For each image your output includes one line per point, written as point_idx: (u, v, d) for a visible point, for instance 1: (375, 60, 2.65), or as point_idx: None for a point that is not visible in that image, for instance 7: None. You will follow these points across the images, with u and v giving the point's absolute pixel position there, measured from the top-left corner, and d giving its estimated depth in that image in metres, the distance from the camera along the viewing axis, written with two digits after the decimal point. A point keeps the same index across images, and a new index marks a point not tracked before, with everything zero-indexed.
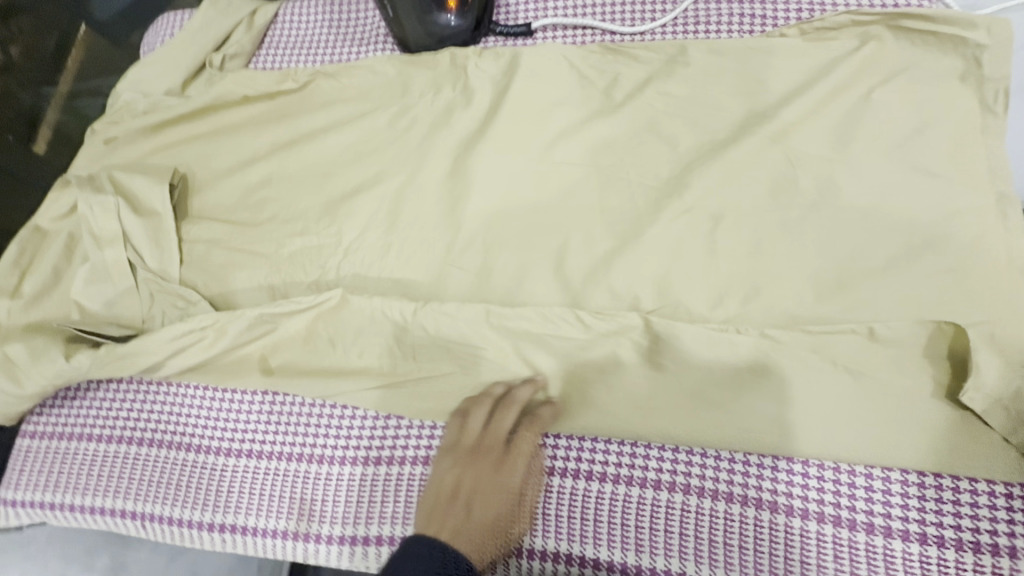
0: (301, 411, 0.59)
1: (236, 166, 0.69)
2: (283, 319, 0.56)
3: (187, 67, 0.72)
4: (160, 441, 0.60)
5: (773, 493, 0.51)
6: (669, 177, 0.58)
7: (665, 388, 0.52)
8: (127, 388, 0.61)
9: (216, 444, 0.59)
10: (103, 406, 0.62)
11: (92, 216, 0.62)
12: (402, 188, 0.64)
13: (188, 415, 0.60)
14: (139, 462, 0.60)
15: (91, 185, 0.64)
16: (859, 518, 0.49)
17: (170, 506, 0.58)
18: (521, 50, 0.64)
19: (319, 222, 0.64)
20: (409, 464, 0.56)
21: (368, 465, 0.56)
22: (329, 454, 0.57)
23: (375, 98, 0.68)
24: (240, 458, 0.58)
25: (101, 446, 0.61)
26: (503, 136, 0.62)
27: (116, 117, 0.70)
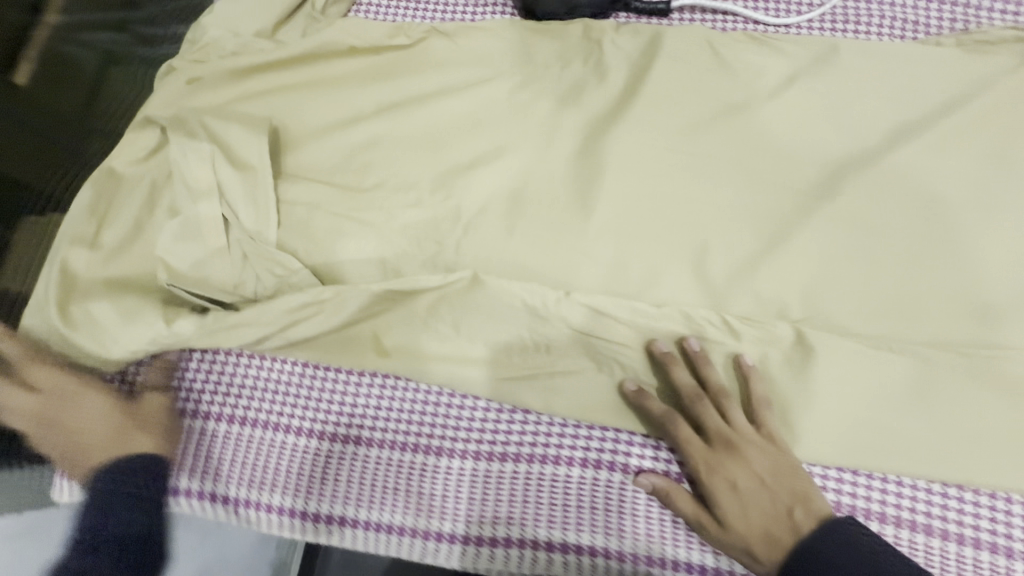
0: (418, 400, 0.60)
1: (335, 124, 0.62)
2: (409, 297, 0.54)
3: (282, 8, 0.65)
4: (272, 422, 0.62)
5: (870, 504, 0.52)
6: (817, 181, 0.56)
7: (810, 402, 0.51)
8: (237, 365, 0.63)
9: (347, 431, 0.60)
10: (210, 382, 0.63)
11: (184, 164, 0.56)
12: (527, 166, 0.60)
13: (302, 398, 0.62)
14: (269, 448, 0.61)
15: (182, 132, 0.58)
16: (956, 532, 0.51)
17: (304, 499, 0.60)
18: (664, 31, 0.60)
19: (433, 194, 0.59)
20: (547, 462, 0.57)
21: (502, 463, 0.58)
22: (465, 450, 0.59)
23: (494, 64, 0.63)
24: (376, 449, 0.60)
25: (210, 424, 0.62)
26: (641, 121, 0.59)
27: (201, 55, 0.63)
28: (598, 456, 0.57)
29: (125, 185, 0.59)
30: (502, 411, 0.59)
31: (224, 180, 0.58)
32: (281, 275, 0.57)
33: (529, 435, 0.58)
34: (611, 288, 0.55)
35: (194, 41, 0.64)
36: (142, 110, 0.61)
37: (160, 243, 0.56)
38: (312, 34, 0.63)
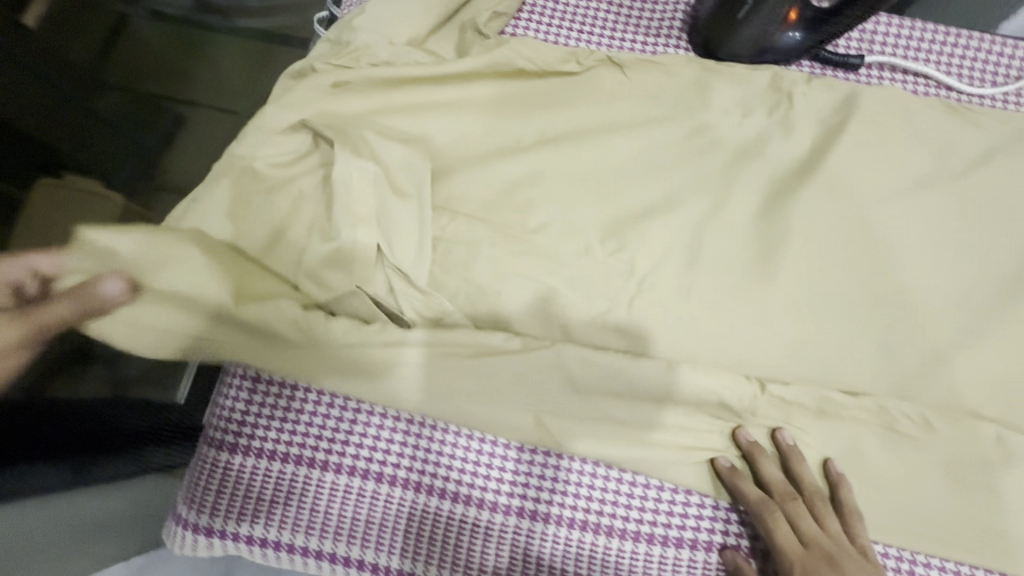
0: (577, 470, 0.53)
1: (494, 152, 0.57)
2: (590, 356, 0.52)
3: (439, 14, 0.59)
4: (407, 483, 0.53)
5: None
6: (1005, 273, 0.54)
7: (990, 506, 0.50)
8: (361, 414, 0.54)
9: (384, 470, 0.53)
10: (331, 426, 0.54)
11: (344, 187, 0.52)
12: (704, 222, 0.56)
13: (442, 458, 0.53)
14: (312, 488, 0.53)
15: (339, 149, 0.53)
16: None
17: (343, 544, 0.52)
18: (859, 91, 0.57)
19: (603, 244, 0.55)
20: (591, 528, 0.53)
21: (537, 521, 0.53)
22: (515, 504, 0.53)
23: (670, 102, 0.58)
24: (404, 490, 0.53)
25: (332, 476, 0.53)
26: (830, 188, 0.55)
27: (349, 59, 0.57)
28: (654, 529, 0.53)
29: (264, 197, 0.53)
30: (534, 455, 0.54)
31: (382, 207, 0.53)
32: (433, 318, 0.53)
33: (581, 491, 0.53)
34: (789, 363, 0.52)
35: (342, 43, 0.57)
36: (284, 115, 0.55)
37: (307, 273, 0.51)
38: (477, 51, 0.58)
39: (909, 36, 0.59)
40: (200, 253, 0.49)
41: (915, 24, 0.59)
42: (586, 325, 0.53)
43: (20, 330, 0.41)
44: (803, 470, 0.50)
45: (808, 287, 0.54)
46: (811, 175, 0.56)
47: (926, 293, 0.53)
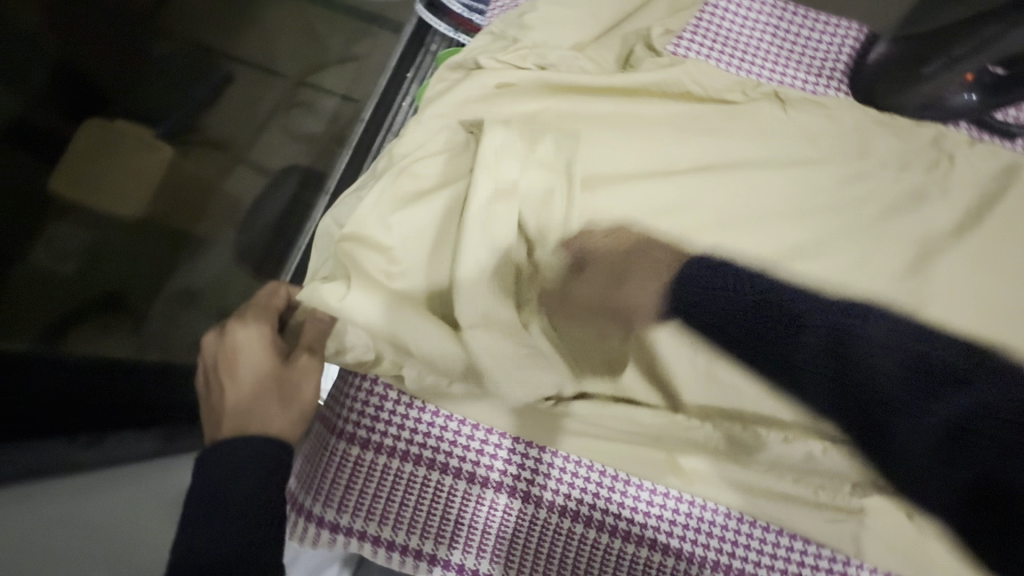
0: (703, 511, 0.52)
1: (647, 172, 0.56)
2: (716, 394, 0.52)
3: (608, 23, 0.58)
4: (533, 499, 0.52)
5: None
6: None
7: None
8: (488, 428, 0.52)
9: (411, 450, 0.52)
10: (460, 436, 0.52)
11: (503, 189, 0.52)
12: (852, 269, 0.55)
13: (567, 479, 0.52)
14: (351, 467, 0.52)
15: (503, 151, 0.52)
16: None
17: (389, 528, 0.51)
18: (1021, 162, 0.56)
19: (751, 279, 0.54)
20: (603, 527, 0.52)
21: (549, 511, 0.52)
22: (531, 493, 0.52)
23: (829, 145, 0.57)
24: (429, 470, 0.52)
25: (458, 484, 0.52)
26: (981, 253, 0.55)
27: (517, 58, 0.55)
28: (675, 540, 0.52)
29: (425, 194, 0.53)
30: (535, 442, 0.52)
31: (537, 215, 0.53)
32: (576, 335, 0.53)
33: (582, 484, 0.52)
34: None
35: (512, 40, 0.56)
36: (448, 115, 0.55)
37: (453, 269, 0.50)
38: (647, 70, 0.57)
39: None
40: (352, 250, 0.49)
41: None
42: (730, 361, 0.52)
43: (288, 396, 0.46)
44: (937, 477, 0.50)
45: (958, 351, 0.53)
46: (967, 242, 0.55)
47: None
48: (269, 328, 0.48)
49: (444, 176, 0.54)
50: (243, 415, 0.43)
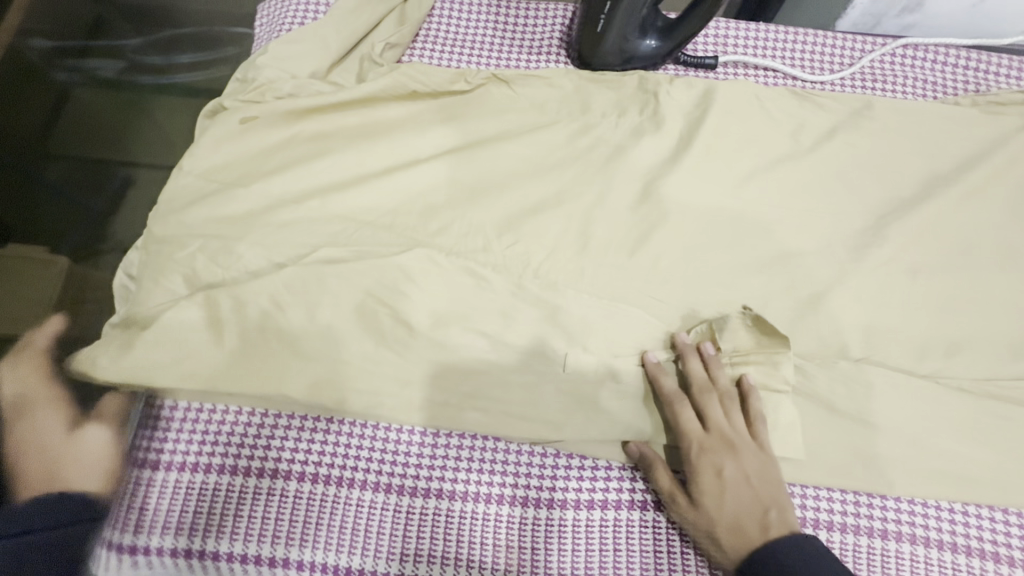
0: (521, 451, 0.54)
1: (396, 166, 0.62)
2: (490, 346, 0.54)
3: (338, 49, 0.65)
4: (427, 491, 0.53)
5: (867, 519, 0.52)
6: (865, 229, 0.60)
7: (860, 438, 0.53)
8: (425, 433, 0.54)
9: (271, 465, 0.53)
10: (360, 442, 0.54)
11: (261, 213, 0.58)
12: (592, 209, 0.61)
13: (489, 466, 0.53)
14: (196, 492, 0.52)
15: (256, 182, 0.59)
16: (932, 535, 0.52)
17: (218, 541, 0.51)
18: (717, 85, 0.64)
19: (500, 238, 0.59)
20: (493, 500, 0.52)
21: (431, 497, 0.53)
22: (412, 485, 0.53)
23: (552, 110, 0.65)
24: (298, 482, 0.53)
25: (310, 487, 0.53)
26: (696, 168, 0.62)
27: (256, 95, 0.62)
28: (542, 494, 0.53)
29: (188, 224, 0.57)
30: (389, 431, 0.54)
31: (298, 224, 0.58)
32: None
33: (458, 463, 0.53)
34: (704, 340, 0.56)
35: (249, 80, 0.62)
36: (202, 157, 0.60)
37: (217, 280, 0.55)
38: (377, 78, 0.63)
39: (758, 37, 0.68)
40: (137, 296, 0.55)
41: (766, 28, 0.68)
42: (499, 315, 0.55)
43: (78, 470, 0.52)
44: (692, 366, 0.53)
45: (697, 232, 0.60)
46: (701, 153, 0.62)
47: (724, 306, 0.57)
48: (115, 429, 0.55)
49: (205, 207, 0.58)
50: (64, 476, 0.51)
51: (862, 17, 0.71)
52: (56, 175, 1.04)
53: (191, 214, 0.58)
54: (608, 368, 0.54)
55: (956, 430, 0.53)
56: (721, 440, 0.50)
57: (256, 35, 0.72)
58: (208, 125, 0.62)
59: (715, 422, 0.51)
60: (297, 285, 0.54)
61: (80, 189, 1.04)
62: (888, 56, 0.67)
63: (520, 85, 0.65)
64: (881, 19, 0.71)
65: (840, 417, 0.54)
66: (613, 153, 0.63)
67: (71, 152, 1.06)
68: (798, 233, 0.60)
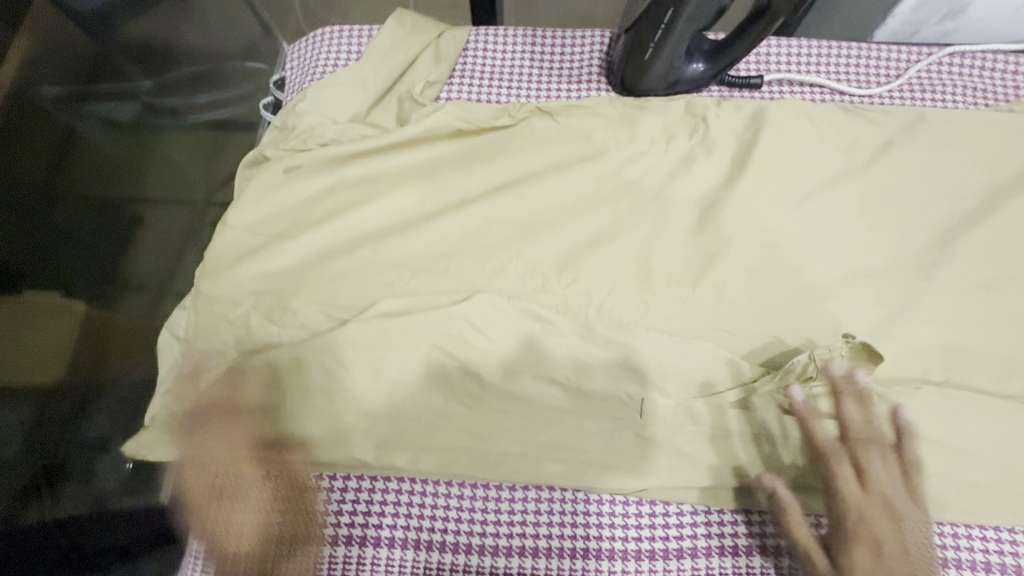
0: (603, 503, 0.52)
1: (445, 207, 0.60)
2: (560, 392, 0.52)
3: (377, 91, 0.64)
4: (510, 549, 0.52)
5: (955, 551, 0.51)
6: (932, 245, 0.59)
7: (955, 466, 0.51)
8: (501, 491, 0.53)
9: (346, 531, 0.52)
10: (437, 504, 0.53)
11: (313, 266, 0.56)
12: (649, 240, 0.59)
13: (570, 520, 0.52)
14: (267, 565, 0.50)
15: (305, 233, 0.58)
16: (1022, 562, 0.51)
17: None
18: (766, 105, 0.63)
19: (559, 276, 0.57)
20: (568, 555, 0.52)
21: (513, 556, 0.52)
22: (487, 544, 0.52)
23: (599, 140, 0.63)
24: (380, 547, 0.52)
25: (391, 552, 0.52)
26: (753, 192, 0.60)
27: (298, 143, 0.60)
28: (626, 545, 0.52)
29: (240, 282, 0.56)
30: (463, 489, 0.53)
31: (351, 274, 0.56)
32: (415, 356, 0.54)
33: (534, 518, 0.52)
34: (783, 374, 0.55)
35: (288, 129, 0.61)
36: (247, 210, 0.59)
37: (274, 339, 0.53)
38: (418, 118, 0.62)
39: (801, 53, 0.66)
40: (192, 360, 0.54)
41: (808, 43, 0.67)
42: (568, 358, 0.53)
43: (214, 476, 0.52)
44: (852, 414, 0.49)
45: (758, 259, 0.59)
46: (756, 176, 0.61)
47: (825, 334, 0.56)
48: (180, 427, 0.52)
49: (257, 263, 0.56)
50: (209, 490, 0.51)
51: (902, 26, 0.70)
52: (66, 218, 0.94)
53: (242, 271, 0.56)
54: (688, 409, 0.51)
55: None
56: (879, 503, 0.47)
57: (289, 81, 0.71)
58: (250, 176, 0.60)
59: (876, 481, 0.48)
60: (357, 342, 0.52)
61: (92, 229, 0.98)
62: (936, 65, 0.66)
63: (564, 116, 0.64)
64: (920, 26, 0.70)
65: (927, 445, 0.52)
66: (665, 181, 0.61)
67: (82, 190, 0.97)
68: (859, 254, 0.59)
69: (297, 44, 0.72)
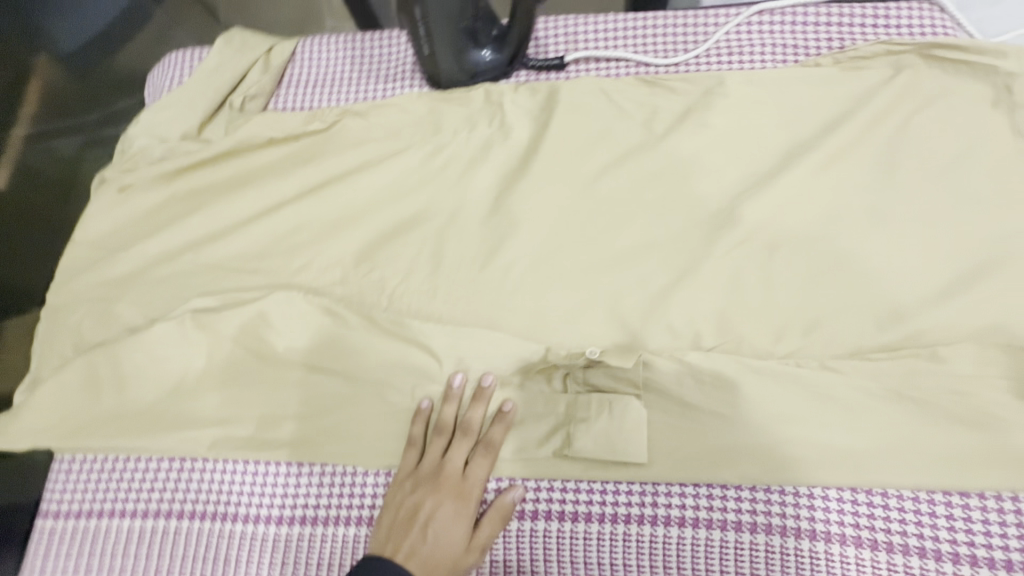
0: (378, 476, 0.57)
1: (262, 212, 0.65)
2: (348, 376, 0.57)
3: (203, 107, 0.68)
4: (293, 518, 0.56)
5: (710, 511, 0.53)
6: (719, 210, 0.58)
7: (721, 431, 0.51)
8: (288, 470, 0.57)
9: (149, 507, 0.57)
10: (229, 480, 0.57)
11: (140, 275, 0.63)
12: (445, 228, 0.62)
13: (346, 492, 0.56)
14: (90, 537, 0.58)
15: (136, 245, 0.64)
16: (789, 523, 0.51)
17: None
18: (560, 86, 0.64)
19: (357, 269, 0.62)
20: (353, 523, 0.56)
21: (295, 524, 0.56)
22: (277, 514, 0.57)
23: (405, 135, 0.66)
24: (176, 520, 0.57)
25: (183, 523, 0.57)
26: (545, 172, 0.61)
27: (131, 164, 0.67)
28: None
29: (78, 291, 0.63)
30: (255, 466, 0.57)
31: (173, 279, 0.62)
32: (223, 347, 0.59)
33: (324, 493, 0.56)
34: (559, 346, 0.56)
35: (125, 152, 0.68)
36: (89, 227, 0.66)
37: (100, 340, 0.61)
38: (235, 131, 0.66)
39: (606, 30, 0.67)
40: (39, 362, 0.62)
41: (614, 18, 0.67)
42: (353, 345, 0.57)
43: (467, 486, 0.53)
44: None
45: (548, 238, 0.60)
46: (547, 156, 0.62)
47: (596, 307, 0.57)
48: (443, 441, 0.55)
49: (93, 274, 0.63)
50: (434, 512, 0.52)
51: None
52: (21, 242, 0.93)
53: (79, 282, 0.63)
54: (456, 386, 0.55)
55: (820, 416, 0.50)
56: None
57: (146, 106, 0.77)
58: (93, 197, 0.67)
59: None
60: (159, 340, 0.58)
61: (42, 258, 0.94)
62: (745, 26, 0.64)
63: (374, 114, 0.67)
64: None
65: (697, 412, 0.52)
66: (467, 169, 0.64)
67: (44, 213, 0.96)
68: (649, 224, 0.59)
69: (155, 70, 0.79)
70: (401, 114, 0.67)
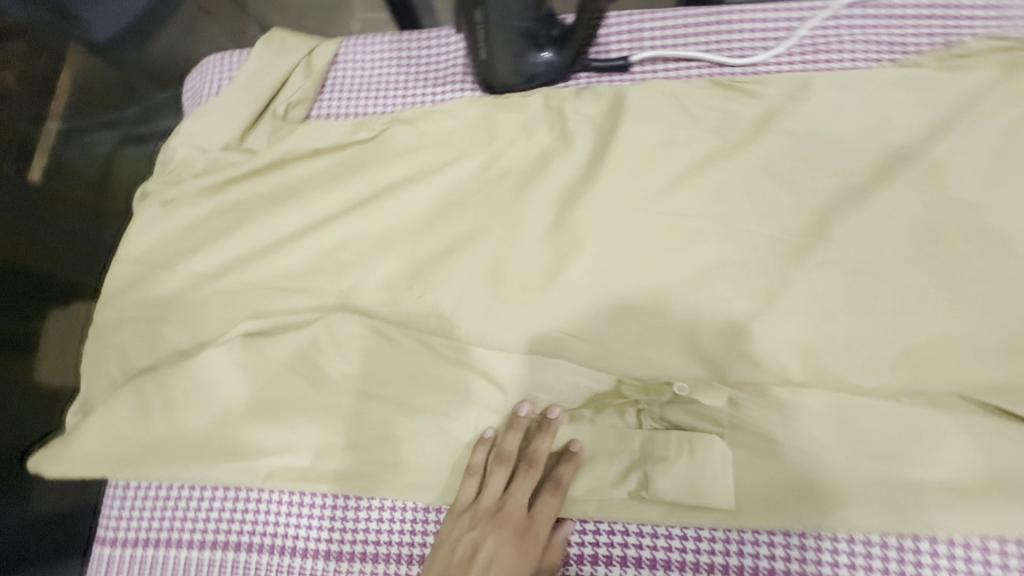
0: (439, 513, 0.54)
1: (307, 226, 0.62)
2: (405, 406, 0.54)
3: (245, 115, 0.65)
4: (351, 554, 0.54)
5: (803, 564, 0.48)
6: (807, 228, 0.53)
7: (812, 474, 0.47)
8: (345, 504, 0.55)
9: (205, 537, 0.56)
10: (286, 512, 0.55)
11: (186, 294, 0.61)
12: (502, 246, 0.58)
13: (406, 528, 0.54)
14: (148, 566, 0.57)
15: (180, 262, 0.62)
16: None
17: None
18: (626, 90, 0.59)
19: (411, 289, 0.58)
20: (414, 561, 0.53)
21: (353, 561, 0.54)
22: (335, 549, 0.54)
23: (457, 143, 0.62)
24: (233, 552, 0.55)
25: (240, 556, 0.55)
26: (612, 185, 0.57)
27: (174, 177, 0.64)
28: None
29: (124, 311, 0.61)
30: (311, 499, 0.55)
31: (220, 300, 0.60)
32: (274, 372, 0.56)
33: (383, 529, 0.54)
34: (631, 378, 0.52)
35: (167, 165, 0.65)
36: (132, 243, 0.64)
37: (150, 363, 0.59)
38: (279, 142, 0.63)
39: (674, 28, 0.62)
40: (89, 385, 0.61)
41: (683, 15, 0.62)
42: (410, 373, 0.55)
43: (530, 524, 0.50)
44: None
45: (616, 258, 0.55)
46: (613, 167, 0.57)
47: (670, 334, 0.53)
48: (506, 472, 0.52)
49: (138, 293, 0.61)
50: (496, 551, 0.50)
51: None
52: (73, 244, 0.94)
53: (125, 302, 0.61)
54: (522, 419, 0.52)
55: (926, 461, 0.46)
56: None
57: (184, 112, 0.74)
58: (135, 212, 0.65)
59: None
60: (212, 367, 0.56)
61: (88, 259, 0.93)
62: (831, 20, 0.58)
63: (423, 121, 0.62)
64: None
65: (785, 453, 0.48)
66: (524, 181, 0.59)
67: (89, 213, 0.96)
68: (727, 243, 0.54)
69: (192, 73, 0.76)
70: (452, 119, 0.62)
